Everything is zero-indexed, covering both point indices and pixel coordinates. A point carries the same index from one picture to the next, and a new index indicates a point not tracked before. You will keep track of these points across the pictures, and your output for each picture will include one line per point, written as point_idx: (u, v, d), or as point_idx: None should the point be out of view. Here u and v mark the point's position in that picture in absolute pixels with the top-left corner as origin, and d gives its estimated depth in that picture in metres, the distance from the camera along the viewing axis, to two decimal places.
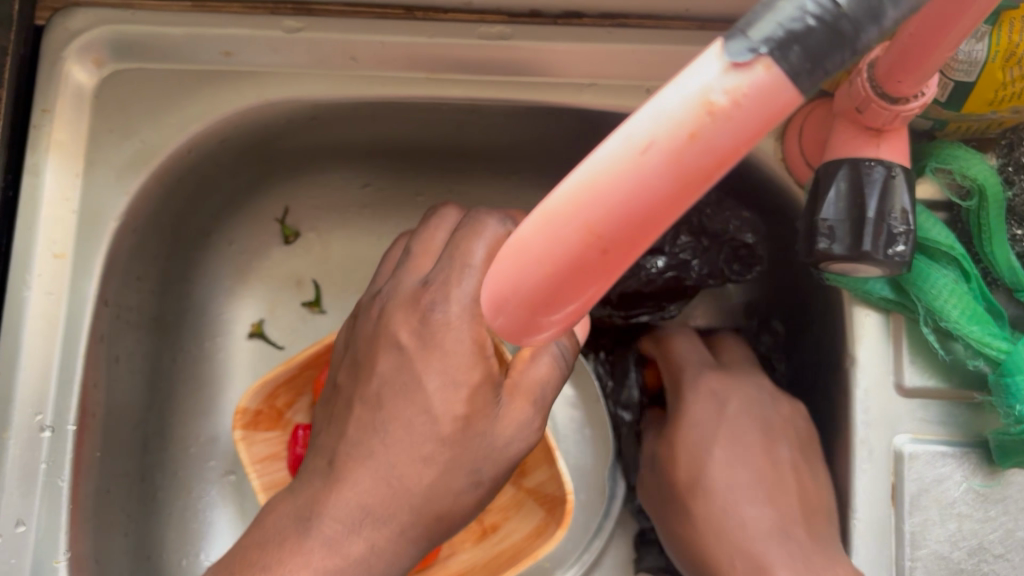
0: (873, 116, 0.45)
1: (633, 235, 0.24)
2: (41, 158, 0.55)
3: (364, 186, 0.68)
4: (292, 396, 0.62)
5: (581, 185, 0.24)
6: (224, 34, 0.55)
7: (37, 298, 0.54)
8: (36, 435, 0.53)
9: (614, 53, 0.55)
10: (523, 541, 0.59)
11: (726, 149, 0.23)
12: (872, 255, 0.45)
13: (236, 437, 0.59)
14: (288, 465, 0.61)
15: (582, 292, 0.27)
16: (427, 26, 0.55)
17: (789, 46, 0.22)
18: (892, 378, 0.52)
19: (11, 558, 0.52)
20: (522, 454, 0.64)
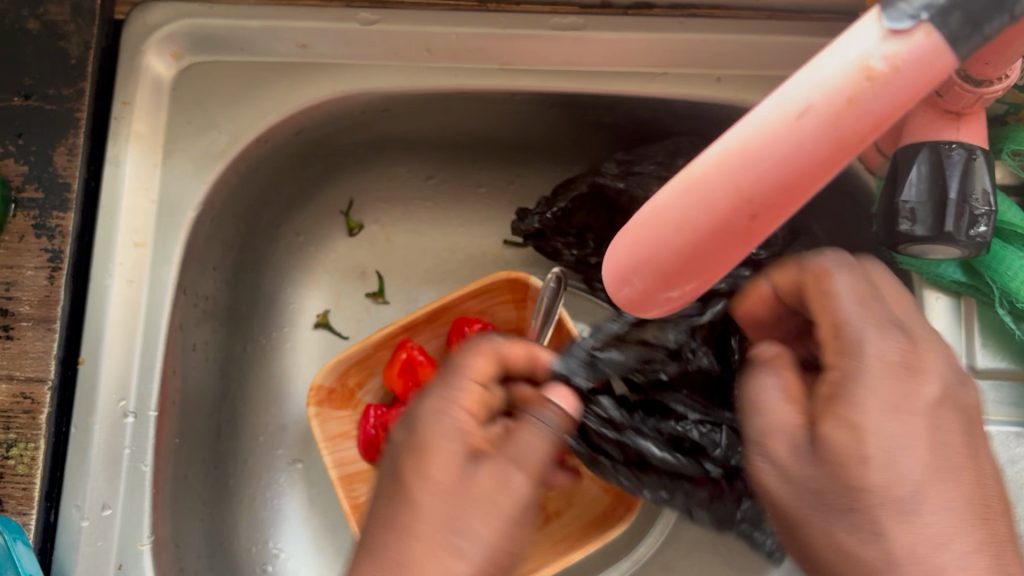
0: (954, 99, 0.45)
1: (781, 201, 0.25)
2: (121, 149, 0.56)
3: (428, 179, 0.69)
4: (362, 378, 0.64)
5: (733, 150, 0.25)
6: (301, 26, 0.56)
7: (120, 286, 0.55)
8: (120, 421, 0.54)
9: (684, 43, 0.56)
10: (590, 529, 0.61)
11: (885, 114, 0.24)
12: (954, 235, 0.45)
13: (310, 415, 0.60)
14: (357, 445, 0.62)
15: (720, 259, 0.28)
16: (501, 18, 0.56)
17: (950, 12, 0.23)
18: (965, 360, 0.53)
19: (99, 540, 0.53)
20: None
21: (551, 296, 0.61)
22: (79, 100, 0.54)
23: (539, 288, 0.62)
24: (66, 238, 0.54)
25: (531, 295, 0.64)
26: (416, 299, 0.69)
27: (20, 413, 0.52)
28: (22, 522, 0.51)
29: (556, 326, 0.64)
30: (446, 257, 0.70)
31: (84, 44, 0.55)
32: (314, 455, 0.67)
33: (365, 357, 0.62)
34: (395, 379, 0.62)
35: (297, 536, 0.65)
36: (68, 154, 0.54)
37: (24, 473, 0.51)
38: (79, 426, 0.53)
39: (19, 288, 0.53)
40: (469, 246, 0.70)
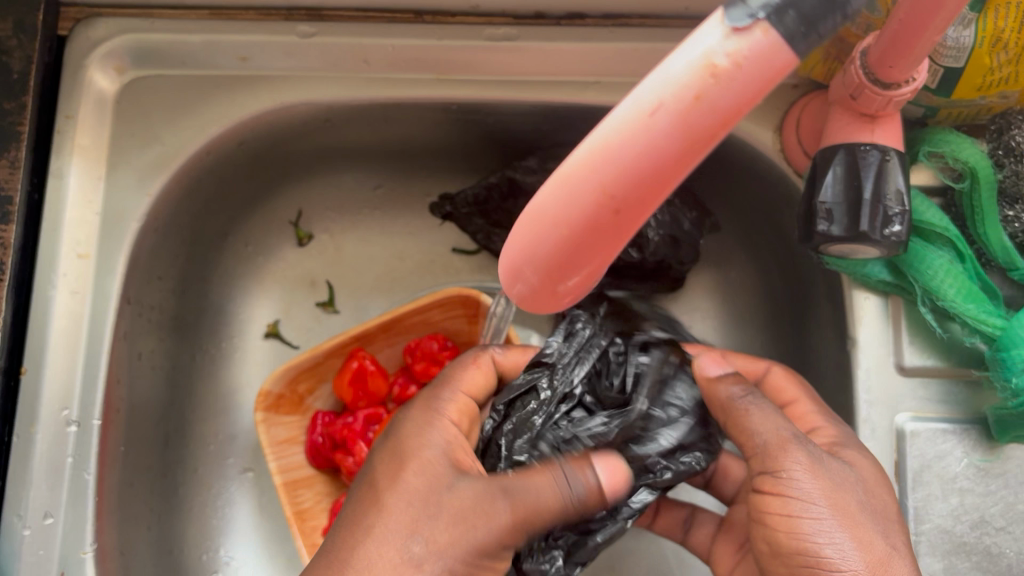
0: (867, 102, 0.46)
1: (642, 194, 0.26)
2: (65, 163, 0.57)
3: (376, 188, 0.70)
4: (312, 383, 0.64)
5: (595, 149, 0.26)
6: (241, 39, 0.57)
7: (64, 296, 0.56)
8: (63, 430, 0.55)
9: (617, 51, 0.57)
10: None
11: (730, 108, 0.25)
12: (868, 235, 0.46)
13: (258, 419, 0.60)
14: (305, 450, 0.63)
15: (597, 252, 0.29)
16: (436, 28, 0.57)
17: (784, 11, 0.24)
18: (893, 359, 0.54)
19: (40, 549, 0.53)
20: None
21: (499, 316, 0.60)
22: (21, 114, 0.55)
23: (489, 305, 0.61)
24: (8, 250, 0.54)
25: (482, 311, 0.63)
26: (365, 307, 0.70)
27: None
28: None
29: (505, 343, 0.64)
30: (395, 265, 0.71)
31: (26, 58, 0.56)
32: (264, 463, 0.68)
33: (314, 364, 0.63)
34: (343, 384, 0.62)
35: (248, 543, 0.65)
36: (11, 167, 0.55)
37: None
38: (21, 435, 0.54)
39: None
40: (418, 253, 0.71)
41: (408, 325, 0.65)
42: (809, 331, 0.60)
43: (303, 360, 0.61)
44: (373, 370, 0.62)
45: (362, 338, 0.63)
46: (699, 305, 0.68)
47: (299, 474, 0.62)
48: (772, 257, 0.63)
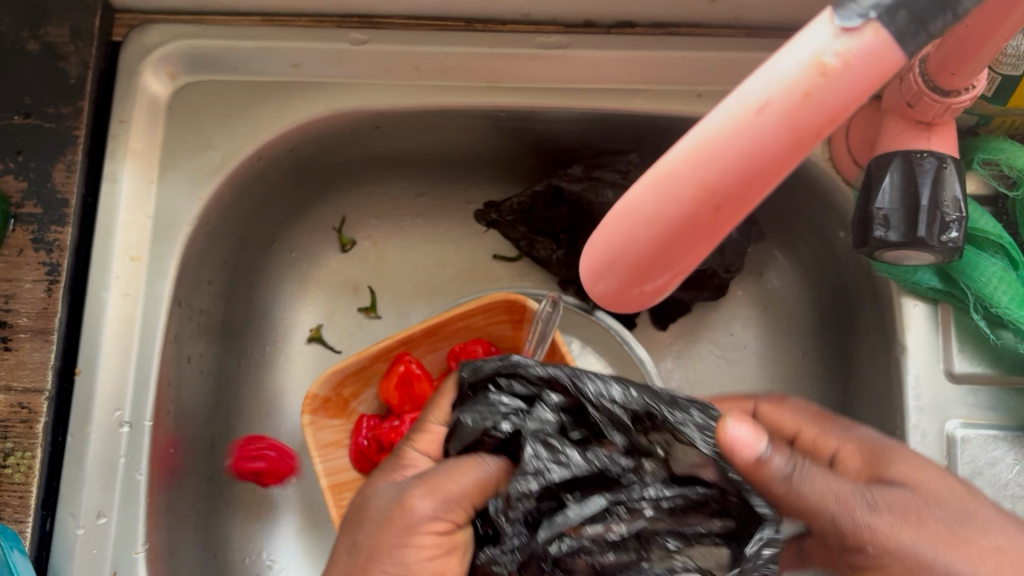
0: (925, 109, 0.47)
1: (743, 193, 0.27)
2: (119, 166, 0.57)
3: (419, 195, 0.71)
4: (358, 386, 0.65)
5: (697, 146, 0.27)
6: (295, 45, 0.58)
7: (117, 298, 0.56)
8: (115, 430, 0.55)
9: (665, 59, 0.58)
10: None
11: (837, 106, 0.25)
12: (926, 241, 0.46)
13: (304, 423, 0.61)
14: (350, 454, 0.63)
15: (688, 250, 0.29)
16: (487, 37, 0.58)
17: (896, 11, 0.25)
18: (942, 366, 0.54)
19: (94, 548, 0.53)
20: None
21: (547, 319, 0.61)
22: (77, 118, 0.56)
23: (535, 310, 0.62)
24: (64, 252, 0.55)
25: (528, 317, 0.64)
26: (407, 312, 0.71)
27: (17, 423, 0.53)
28: (19, 530, 0.52)
29: (551, 349, 0.64)
30: (436, 273, 0.71)
31: (82, 64, 0.56)
32: (307, 468, 0.68)
33: (360, 368, 0.63)
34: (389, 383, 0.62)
35: (289, 546, 0.65)
36: (67, 170, 0.55)
37: (21, 482, 0.52)
38: (76, 435, 0.54)
39: (18, 300, 0.54)
40: (460, 260, 0.72)
41: (452, 330, 0.65)
42: (856, 338, 0.61)
43: (350, 363, 0.61)
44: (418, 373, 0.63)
45: (408, 342, 0.64)
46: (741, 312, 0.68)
47: (344, 477, 0.62)
48: (818, 264, 0.64)
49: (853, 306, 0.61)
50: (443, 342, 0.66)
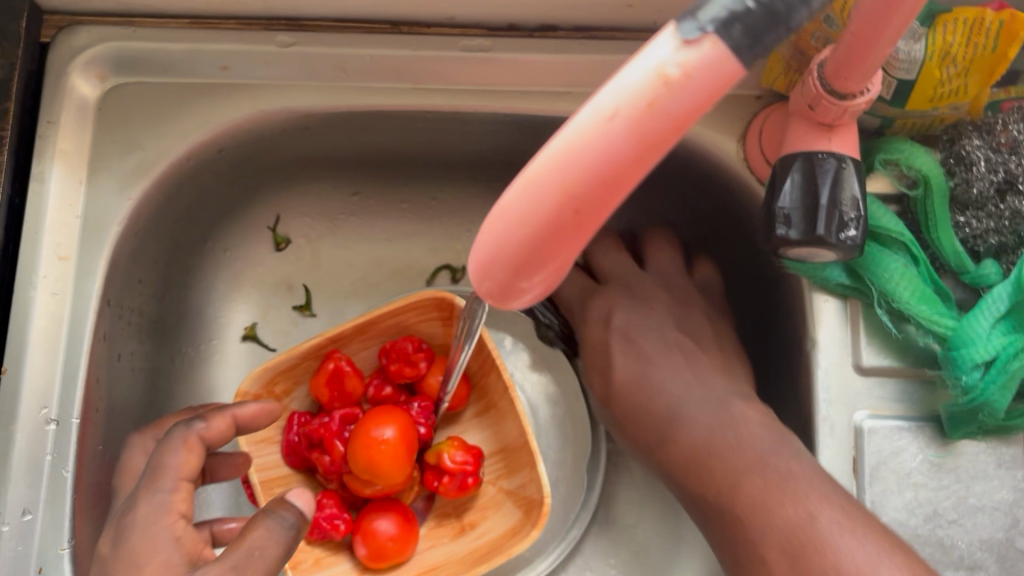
0: (824, 112, 0.49)
1: (602, 194, 0.28)
2: (46, 167, 0.58)
3: (353, 195, 0.72)
4: (291, 383, 0.65)
5: (557, 153, 0.28)
6: (222, 48, 0.59)
7: (44, 298, 0.57)
8: (42, 428, 0.55)
9: (585, 63, 0.59)
10: (500, 539, 0.61)
11: (681, 113, 0.26)
12: (824, 238, 0.48)
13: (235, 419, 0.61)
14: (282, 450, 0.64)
15: (560, 249, 0.31)
16: (412, 40, 0.59)
17: (731, 24, 0.26)
18: (852, 359, 0.56)
19: (19, 544, 0.54)
20: (504, 455, 0.66)
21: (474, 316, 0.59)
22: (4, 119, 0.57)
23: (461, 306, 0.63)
24: None
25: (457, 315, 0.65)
26: (341, 311, 0.72)
27: None
28: None
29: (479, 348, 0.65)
30: (371, 271, 0.73)
31: (9, 65, 0.57)
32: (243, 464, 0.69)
33: (293, 365, 0.64)
34: (321, 380, 0.63)
35: None
36: None
37: None
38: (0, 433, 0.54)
39: None
40: (394, 259, 0.73)
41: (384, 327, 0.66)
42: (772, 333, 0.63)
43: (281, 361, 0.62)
44: (349, 369, 0.63)
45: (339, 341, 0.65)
46: None
47: (274, 472, 0.63)
48: (737, 262, 0.66)
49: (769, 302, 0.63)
50: (374, 339, 0.67)
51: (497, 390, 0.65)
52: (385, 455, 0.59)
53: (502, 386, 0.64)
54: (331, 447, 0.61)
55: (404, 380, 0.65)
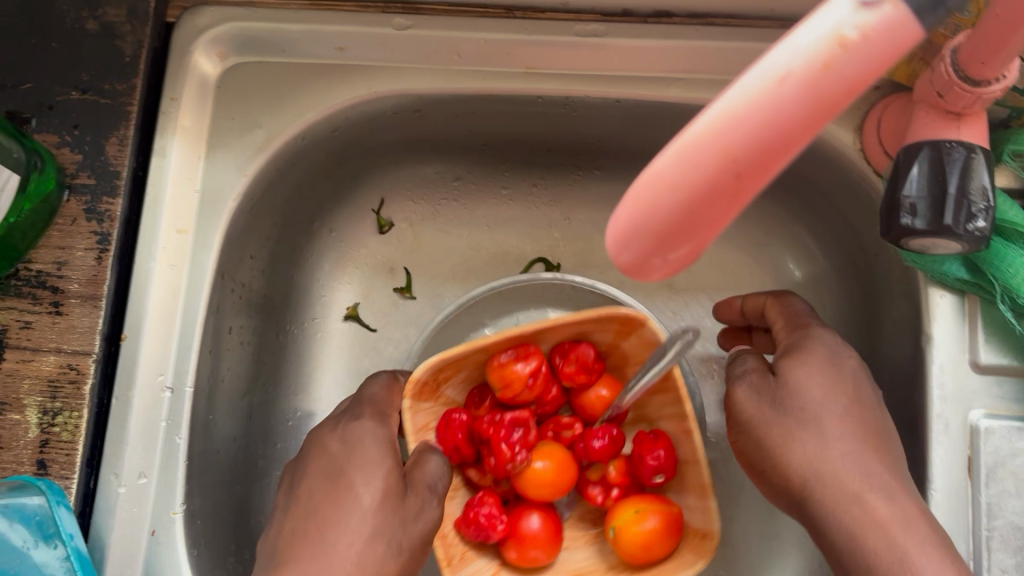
0: (956, 98, 0.48)
1: (765, 160, 0.28)
2: (168, 141, 0.59)
3: (456, 181, 0.73)
4: (452, 373, 0.62)
5: (719, 117, 0.28)
6: (339, 30, 0.59)
7: (162, 269, 0.58)
8: (158, 395, 0.57)
9: (701, 50, 0.59)
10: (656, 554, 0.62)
11: (855, 78, 0.27)
12: (953, 229, 0.47)
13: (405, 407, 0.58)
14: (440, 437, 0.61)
15: (710, 218, 0.31)
16: (527, 23, 0.59)
17: None
18: (968, 356, 0.55)
19: (134, 507, 0.55)
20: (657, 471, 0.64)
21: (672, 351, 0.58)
22: (131, 94, 0.59)
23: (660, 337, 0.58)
24: (115, 222, 0.57)
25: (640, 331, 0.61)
26: (441, 295, 0.73)
27: (66, 383, 0.55)
28: (64, 486, 0.54)
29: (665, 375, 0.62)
30: (470, 256, 0.73)
31: (137, 42, 0.59)
32: None
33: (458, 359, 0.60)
34: (498, 377, 0.60)
35: None
36: (119, 144, 0.58)
37: (68, 440, 0.54)
38: (119, 398, 0.56)
39: (70, 267, 0.57)
40: (494, 245, 0.73)
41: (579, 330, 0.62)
42: (884, 328, 0.61)
43: (460, 354, 0.58)
44: (531, 373, 0.60)
45: (520, 339, 0.61)
46: None
47: None
48: (846, 256, 0.65)
49: (883, 298, 0.61)
50: (546, 340, 0.63)
51: (663, 409, 0.63)
52: (550, 471, 0.59)
53: (673, 411, 0.62)
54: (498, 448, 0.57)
55: (573, 383, 0.63)
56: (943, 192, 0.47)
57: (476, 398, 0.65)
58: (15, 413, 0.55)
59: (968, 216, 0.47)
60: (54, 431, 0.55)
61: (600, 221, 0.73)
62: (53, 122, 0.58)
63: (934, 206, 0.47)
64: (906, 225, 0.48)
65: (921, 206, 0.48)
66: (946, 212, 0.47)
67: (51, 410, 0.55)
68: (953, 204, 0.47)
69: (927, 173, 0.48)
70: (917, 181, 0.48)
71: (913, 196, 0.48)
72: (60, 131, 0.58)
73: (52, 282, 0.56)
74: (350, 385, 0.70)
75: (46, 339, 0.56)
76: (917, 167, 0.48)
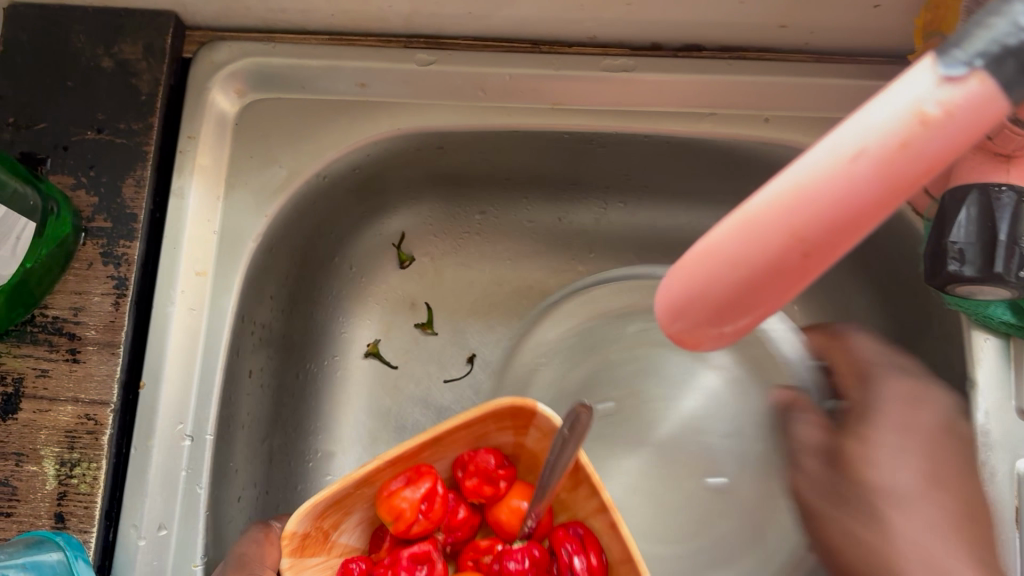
0: (1006, 141, 0.45)
1: (835, 240, 0.26)
2: (186, 181, 0.58)
3: (478, 214, 0.71)
4: (341, 515, 0.54)
5: (786, 192, 0.26)
6: (361, 65, 0.58)
7: (181, 313, 0.57)
8: (178, 443, 0.55)
9: (734, 85, 0.57)
10: None
11: (936, 157, 0.25)
12: (1004, 277, 0.46)
13: (285, 565, 0.50)
14: None
15: (771, 297, 0.28)
16: (555, 59, 0.58)
17: (1003, 60, 0.25)
18: (1014, 402, 0.53)
19: (155, 560, 0.53)
20: None
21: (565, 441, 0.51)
22: (148, 134, 0.57)
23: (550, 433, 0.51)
24: (132, 266, 0.56)
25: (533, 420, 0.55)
26: (463, 331, 0.71)
27: (84, 434, 0.54)
28: (83, 540, 0.52)
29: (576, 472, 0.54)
30: (492, 290, 0.72)
31: (154, 80, 0.58)
32: None
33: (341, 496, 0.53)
34: (385, 510, 0.53)
35: None
36: (136, 186, 0.57)
37: (87, 492, 0.53)
38: (139, 449, 0.55)
39: (87, 313, 0.55)
40: (517, 280, 0.72)
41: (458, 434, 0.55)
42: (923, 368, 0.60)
43: (335, 492, 0.51)
44: (421, 498, 0.54)
45: (403, 460, 0.54)
46: None
47: None
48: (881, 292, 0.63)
49: (923, 338, 0.60)
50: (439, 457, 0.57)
51: (581, 507, 0.55)
52: None
53: (592, 505, 0.54)
54: None
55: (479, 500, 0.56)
56: (992, 240, 0.46)
57: (379, 539, 0.57)
58: (32, 464, 0.53)
59: (1018, 263, 0.46)
60: (71, 483, 0.53)
61: (625, 254, 0.72)
62: (68, 163, 0.57)
63: (984, 254, 0.46)
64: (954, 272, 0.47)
65: (970, 254, 0.46)
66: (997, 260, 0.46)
67: (68, 461, 0.53)
68: (1003, 253, 0.46)
69: (974, 219, 0.46)
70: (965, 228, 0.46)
71: (960, 243, 0.47)
72: (75, 172, 0.56)
73: (68, 329, 0.55)
74: (372, 425, 0.68)
75: (62, 388, 0.54)
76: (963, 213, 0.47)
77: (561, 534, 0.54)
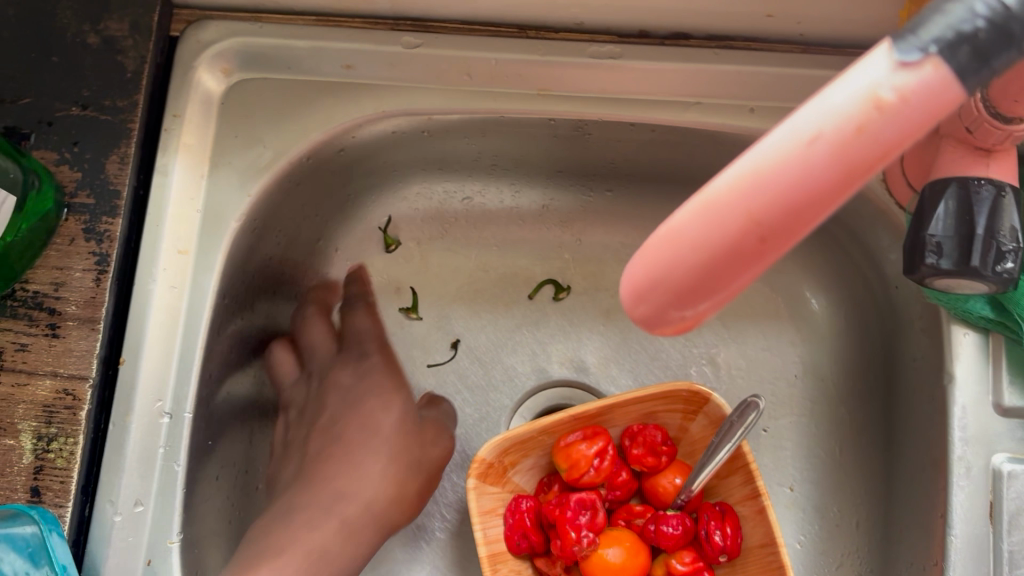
0: (986, 134, 0.46)
1: (792, 224, 0.26)
2: (171, 159, 0.58)
3: (465, 200, 0.71)
4: (519, 456, 0.62)
5: (745, 174, 0.26)
6: (348, 47, 0.58)
7: (163, 290, 0.56)
8: (156, 420, 0.55)
9: (720, 74, 0.57)
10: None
11: (891, 141, 0.25)
12: (981, 271, 0.45)
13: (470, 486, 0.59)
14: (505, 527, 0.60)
15: (730, 283, 0.28)
16: (541, 44, 0.57)
17: (956, 47, 0.26)
18: (991, 398, 0.53)
19: (130, 535, 0.54)
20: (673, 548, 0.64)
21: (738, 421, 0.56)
22: (133, 111, 0.57)
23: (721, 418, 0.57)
24: (114, 242, 0.56)
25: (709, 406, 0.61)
26: (448, 316, 0.71)
27: (61, 409, 0.54)
28: (59, 514, 0.52)
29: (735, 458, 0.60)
30: (478, 276, 0.72)
31: (140, 58, 0.57)
32: None
33: (527, 439, 0.61)
34: (563, 457, 0.60)
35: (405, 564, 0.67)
36: (120, 162, 0.57)
37: (63, 467, 0.53)
38: (116, 424, 0.54)
39: (67, 288, 0.55)
40: (502, 267, 0.72)
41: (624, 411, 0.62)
42: (904, 363, 0.60)
43: (521, 432, 0.60)
44: (597, 455, 0.60)
45: (587, 417, 0.61)
46: (784, 330, 0.69)
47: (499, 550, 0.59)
48: (864, 286, 0.63)
49: (904, 333, 0.59)
50: (614, 423, 0.63)
51: (737, 491, 0.60)
52: (621, 560, 0.57)
53: (744, 492, 0.59)
54: (564, 531, 0.56)
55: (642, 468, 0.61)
56: (971, 233, 0.45)
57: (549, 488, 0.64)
58: (9, 438, 0.53)
59: (995, 257, 0.45)
60: (48, 458, 0.53)
61: (612, 243, 0.72)
62: (52, 139, 0.57)
63: (961, 246, 0.45)
64: (930, 266, 0.46)
65: (947, 246, 0.45)
66: (975, 252, 0.45)
67: (46, 436, 0.53)
68: (980, 245, 0.45)
69: (955, 212, 0.46)
70: (945, 222, 0.46)
71: (938, 235, 0.46)
72: (59, 148, 0.57)
73: (49, 304, 0.55)
74: None
75: (41, 362, 0.54)
76: (944, 207, 0.46)
77: (705, 505, 0.60)
